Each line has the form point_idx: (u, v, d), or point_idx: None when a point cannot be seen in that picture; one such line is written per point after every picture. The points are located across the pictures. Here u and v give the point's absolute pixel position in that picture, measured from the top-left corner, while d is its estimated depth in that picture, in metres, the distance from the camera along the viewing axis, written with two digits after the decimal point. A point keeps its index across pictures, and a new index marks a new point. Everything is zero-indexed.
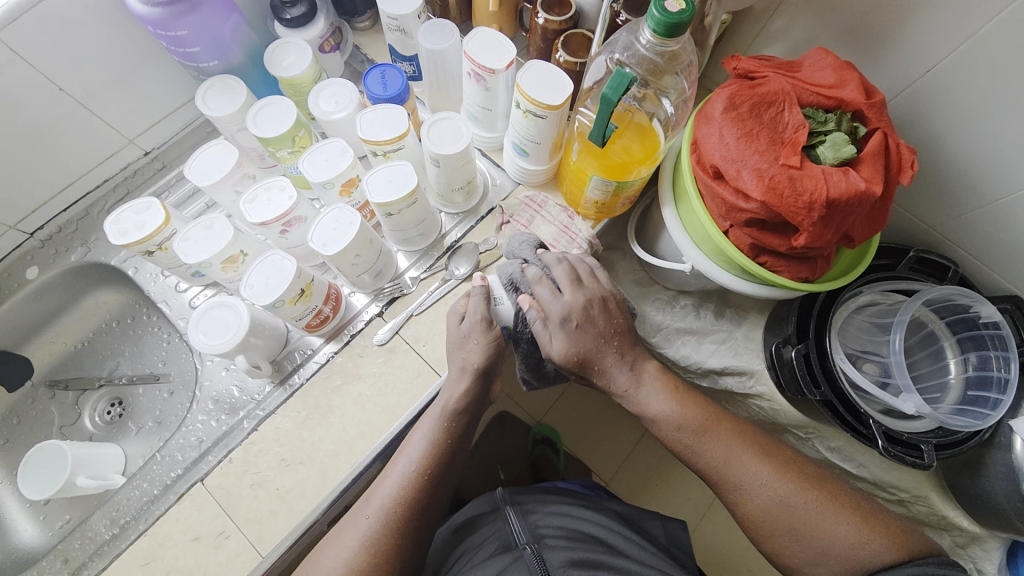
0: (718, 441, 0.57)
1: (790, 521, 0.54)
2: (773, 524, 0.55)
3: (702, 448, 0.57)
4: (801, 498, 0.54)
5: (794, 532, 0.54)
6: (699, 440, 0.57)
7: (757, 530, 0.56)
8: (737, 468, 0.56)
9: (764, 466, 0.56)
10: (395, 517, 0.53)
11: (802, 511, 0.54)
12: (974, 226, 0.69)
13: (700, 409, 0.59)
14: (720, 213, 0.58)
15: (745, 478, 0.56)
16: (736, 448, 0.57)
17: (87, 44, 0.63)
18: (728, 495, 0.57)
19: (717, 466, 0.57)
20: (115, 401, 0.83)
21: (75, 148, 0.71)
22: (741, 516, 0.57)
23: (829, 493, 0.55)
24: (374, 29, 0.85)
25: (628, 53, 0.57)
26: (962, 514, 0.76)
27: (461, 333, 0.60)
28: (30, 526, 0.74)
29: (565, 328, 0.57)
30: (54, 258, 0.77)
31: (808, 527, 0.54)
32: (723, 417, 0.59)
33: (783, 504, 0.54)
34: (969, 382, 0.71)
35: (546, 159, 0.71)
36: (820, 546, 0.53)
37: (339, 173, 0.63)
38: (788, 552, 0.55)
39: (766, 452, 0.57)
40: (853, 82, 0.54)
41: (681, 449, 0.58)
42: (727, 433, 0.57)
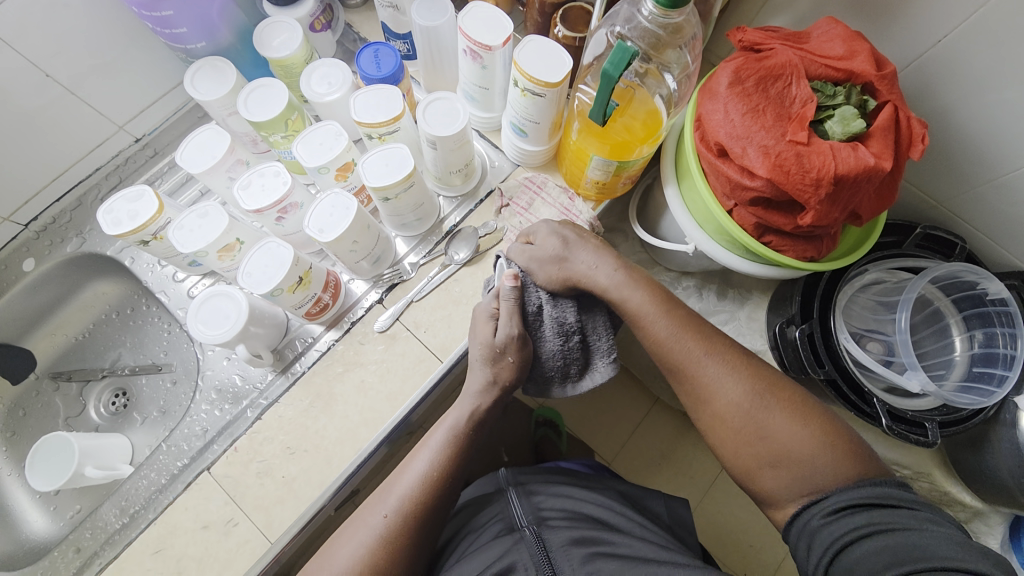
0: (694, 338, 0.57)
1: (752, 422, 0.53)
2: (736, 425, 0.53)
3: (675, 339, 0.57)
4: (766, 405, 0.53)
5: (755, 439, 0.52)
6: (678, 332, 0.57)
7: (720, 433, 0.55)
8: (707, 362, 0.56)
9: (735, 367, 0.55)
10: (408, 506, 0.54)
11: (765, 412, 0.53)
12: (983, 201, 0.68)
13: (671, 314, 0.58)
14: (725, 192, 0.57)
15: (714, 375, 0.55)
16: (710, 347, 0.56)
17: (71, 26, 0.61)
18: (695, 395, 0.56)
19: (686, 359, 0.56)
20: (119, 392, 0.83)
21: (65, 136, 0.69)
22: (706, 419, 0.56)
23: (797, 405, 0.53)
24: (366, 6, 0.82)
25: (630, 27, 0.55)
26: (964, 489, 0.77)
27: (495, 347, 0.59)
28: (40, 516, 0.75)
29: (546, 224, 0.63)
30: (50, 249, 0.76)
31: (768, 428, 0.52)
32: (698, 322, 0.58)
33: (747, 406, 0.53)
34: (974, 359, 0.70)
35: (545, 139, 0.69)
36: (777, 452, 0.51)
37: (334, 157, 0.62)
38: (747, 457, 0.53)
39: (740, 358, 0.56)
40: (863, 53, 0.52)
41: (658, 341, 0.58)
42: (702, 336, 0.57)
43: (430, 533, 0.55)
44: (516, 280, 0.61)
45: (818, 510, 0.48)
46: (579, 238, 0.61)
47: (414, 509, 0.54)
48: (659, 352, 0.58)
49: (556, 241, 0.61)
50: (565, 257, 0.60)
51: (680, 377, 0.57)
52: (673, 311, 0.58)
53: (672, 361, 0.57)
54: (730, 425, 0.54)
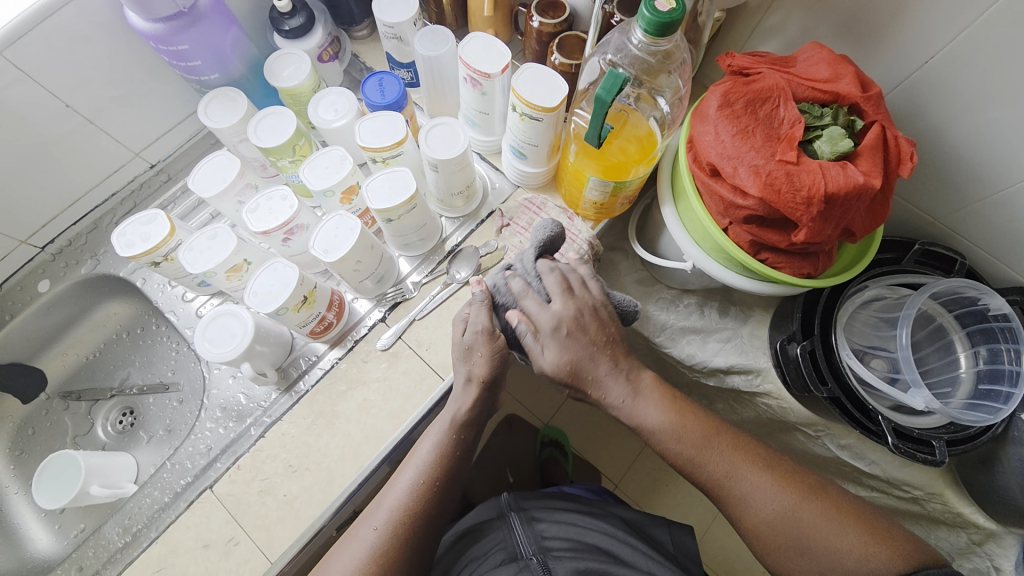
0: (718, 455, 0.56)
1: (792, 537, 0.53)
2: (776, 538, 0.54)
3: (698, 461, 0.56)
4: (806, 511, 0.53)
5: (798, 548, 0.53)
6: (697, 453, 0.56)
7: (761, 545, 0.55)
8: (735, 480, 0.55)
9: (764, 476, 0.55)
10: (398, 526, 0.53)
11: (805, 527, 0.53)
12: (981, 217, 0.68)
13: (700, 426, 0.57)
14: (719, 210, 0.58)
15: (748, 489, 0.54)
16: (739, 461, 0.56)
17: (93, 60, 0.64)
18: (729, 509, 0.56)
19: (713, 480, 0.55)
20: (126, 411, 0.84)
21: (82, 163, 0.72)
22: (743, 530, 0.56)
23: (831, 505, 0.54)
24: (372, 38, 0.86)
25: (621, 54, 0.57)
26: (977, 511, 0.75)
27: (464, 346, 0.59)
28: (44, 535, 0.76)
29: (555, 340, 0.57)
30: (65, 271, 0.78)
31: (810, 542, 0.52)
32: (720, 430, 0.58)
33: (785, 521, 0.53)
34: (980, 376, 0.70)
35: (544, 161, 0.71)
36: (825, 565, 0.52)
37: (340, 181, 0.64)
38: (794, 565, 0.53)
39: (771, 464, 0.56)
40: (848, 76, 0.53)
41: (681, 463, 0.57)
42: (731, 447, 0.56)
43: (412, 554, 0.54)
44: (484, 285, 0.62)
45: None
46: (592, 357, 0.57)
47: (414, 534, 0.54)
48: (687, 467, 0.56)
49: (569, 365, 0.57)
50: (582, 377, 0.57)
51: (710, 490, 0.56)
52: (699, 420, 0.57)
53: (701, 476, 0.56)
54: (769, 540, 0.54)
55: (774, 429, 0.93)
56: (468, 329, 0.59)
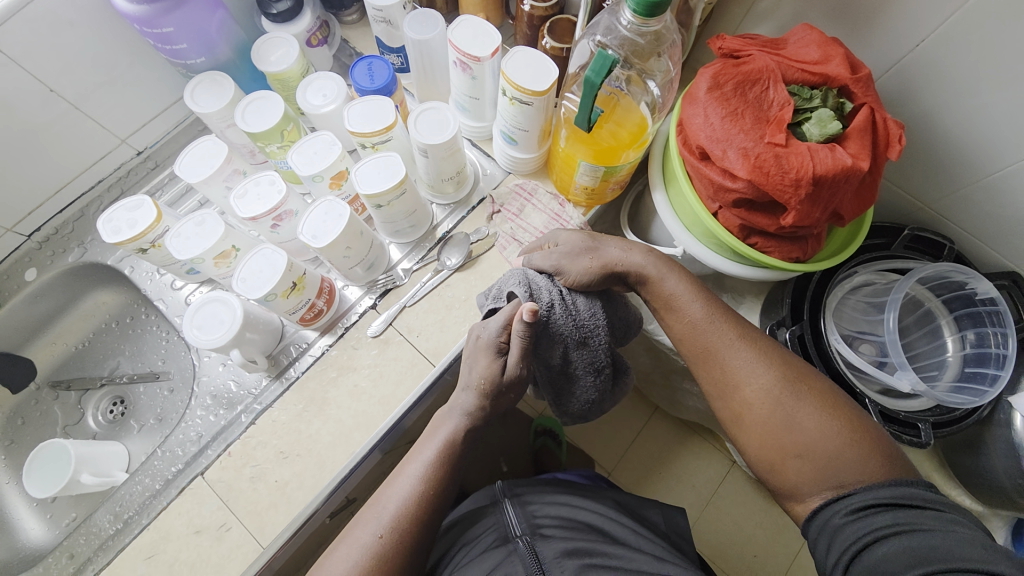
0: (725, 325, 0.58)
1: (780, 411, 0.53)
2: (763, 412, 0.53)
3: (704, 324, 0.58)
4: (796, 396, 0.53)
5: (778, 426, 0.52)
6: (706, 319, 0.58)
7: (746, 419, 0.55)
8: (737, 350, 0.56)
9: (764, 356, 0.56)
10: (392, 517, 0.54)
11: (795, 405, 0.52)
12: (970, 202, 0.69)
13: (703, 301, 0.59)
14: (709, 195, 0.58)
15: (742, 363, 0.55)
16: (745, 336, 0.57)
17: (77, 44, 0.63)
18: (722, 381, 0.57)
19: (716, 344, 0.57)
20: (117, 400, 0.84)
21: (67, 150, 0.71)
22: (731, 406, 0.56)
23: (827, 399, 0.53)
24: (362, 22, 0.85)
25: (611, 35, 0.57)
26: (963, 492, 0.77)
27: (499, 384, 0.57)
28: (36, 524, 0.75)
29: (563, 229, 0.64)
30: (52, 259, 0.77)
31: (797, 421, 0.52)
32: (726, 309, 0.59)
33: (776, 396, 0.53)
34: (967, 359, 0.70)
35: (535, 147, 0.71)
36: (805, 445, 0.51)
37: (328, 166, 0.63)
38: (770, 446, 0.53)
39: (771, 349, 0.56)
40: (838, 57, 0.53)
41: (687, 326, 0.59)
42: (732, 326, 0.58)
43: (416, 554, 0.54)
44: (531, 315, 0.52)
45: (840, 507, 0.47)
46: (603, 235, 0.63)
47: (409, 523, 0.54)
48: (685, 339, 0.59)
49: (583, 236, 0.61)
50: (596, 249, 0.61)
51: (710, 360, 0.57)
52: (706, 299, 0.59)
53: (697, 346, 0.58)
54: (756, 413, 0.54)
55: None
56: (508, 369, 0.57)
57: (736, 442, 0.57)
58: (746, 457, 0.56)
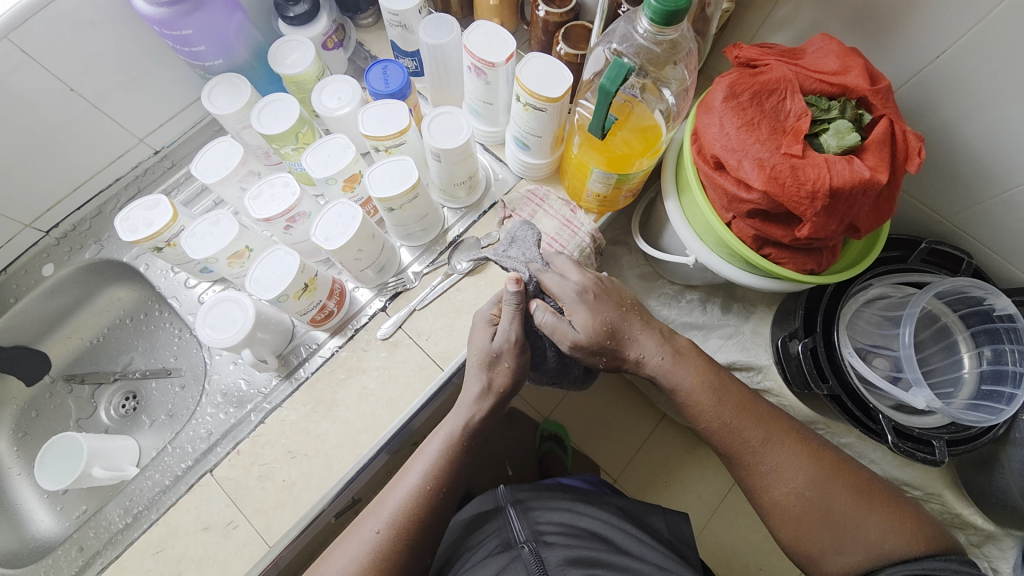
0: (754, 426, 0.57)
1: (818, 510, 0.54)
2: (801, 511, 0.55)
3: (731, 426, 0.57)
4: (833, 490, 0.55)
5: (818, 523, 0.54)
6: (735, 421, 0.57)
7: (783, 517, 0.56)
8: (768, 451, 0.56)
9: (795, 451, 0.56)
10: (401, 522, 0.54)
11: (832, 499, 0.54)
12: (990, 216, 0.67)
13: (731, 397, 0.58)
14: (723, 204, 0.57)
15: (780, 464, 0.56)
16: (773, 432, 0.57)
17: (99, 44, 0.64)
18: (755, 479, 0.57)
19: (748, 446, 0.56)
20: (129, 395, 0.85)
21: (86, 148, 0.73)
22: (767, 503, 0.57)
23: (859, 484, 0.55)
24: (377, 26, 0.86)
25: (626, 44, 0.57)
26: (976, 512, 0.75)
27: (491, 354, 0.58)
28: (46, 516, 0.77)
29: (584, 304, 0.57)
30: (69, 255, 0.79)
31: (835, 515, 0.54)
32: (752, 398, 0.59)
33: (814, 494, 0.55)
34: (984, 377, 0.69)
35: (547, 153, 0.71)
36: (844, 539, 0.53)
37: (342, 169, 0.64)
38: (809, 540, 0.55)
39: (801, 442, 0.57)
40: (857, 68, 0.53)
41: (714, 428, 0.57)
42: (766, 423, 0.57)
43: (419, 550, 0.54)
44: (518, 285, 0.55)
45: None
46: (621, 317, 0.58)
47: (410, 524, 0.54)
48: (717, 434, 0.58)
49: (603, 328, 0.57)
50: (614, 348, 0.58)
51: (741, 459, 0.57)
52: (733, 392, 0.58)
53: (727, 445, 0.58)
54: (794, 512, 0.55)
55: None
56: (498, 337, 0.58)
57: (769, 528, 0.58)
58: (780, 545, 0.58)
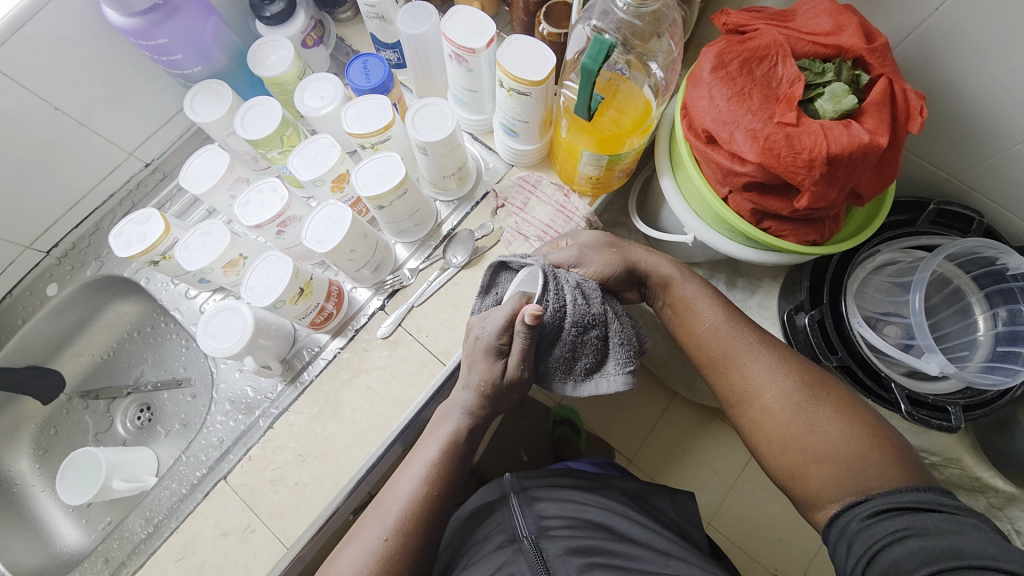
0: (740, 334, 0.57)
1: (801, 417, 0.52)
2: (783, 419, 0.52)
3: (719, 332, 0.58)
4: (815, 401, 0.52)
5: (795, 430, 0.51)
6: (722, 326, 0.58)
7: (765, 428, 0.53)
8: (753, 358, 0.56)
9: (780, 362, 0.55)
10: (407, 525, 0.54)
11: (815, 411, 0.52)
12: (1000, 172, 0.64)
13: (723, 307, 0.60)
14: (718, 179, 0.56)
15: (762, 370, 0.55)
16: (758, 345, 0.57)
17: (78, 60, 0.64)
18: (738, 389, 0.56)
19: (731, 351, 0.57)
20: (143, 407, 0.86)
21: (76, 167, 0.73)
22: (749, 415, 0.55)
23: (845, 403, 0.52)
24: (356, 19, 0.84)
25: (607, 20, 0.54)
26: (996, 474, 0.74)
27: (499, 385, 0.54)
28: (72, 529, 0.79)
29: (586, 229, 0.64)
30: (71, 274, 0.80)
31: (818, 426, 0.51)
32: (742, 316, 0.60)
33: (797, 402, 0.52)
34: (999, 338, 0.66)
35: (537, 138, 0.69)
36: (826, 451, 0.50)
37: (329, 169, 0.63)
38: (786, 450, 0.52)
39: (787, 356, 0.56)
40: (852, 26, 0.50)
41: (701, 335, 0.59)
42: (753, 333, 0.57)
43: (425, 544, 0.55)
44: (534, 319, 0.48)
45: (855, 513, 0.46)
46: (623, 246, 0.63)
47: (415, 523, 0.54)
48: (705, 342, 0.58)
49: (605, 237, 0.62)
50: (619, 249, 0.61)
51: (725, 367, 0.57)
52: (726, 307, 0.60)
53: (715, 353, 0.58)
54: (776, 419, 0.53)
55: None
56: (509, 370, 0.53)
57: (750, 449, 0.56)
58: (764, 466, 0.54)
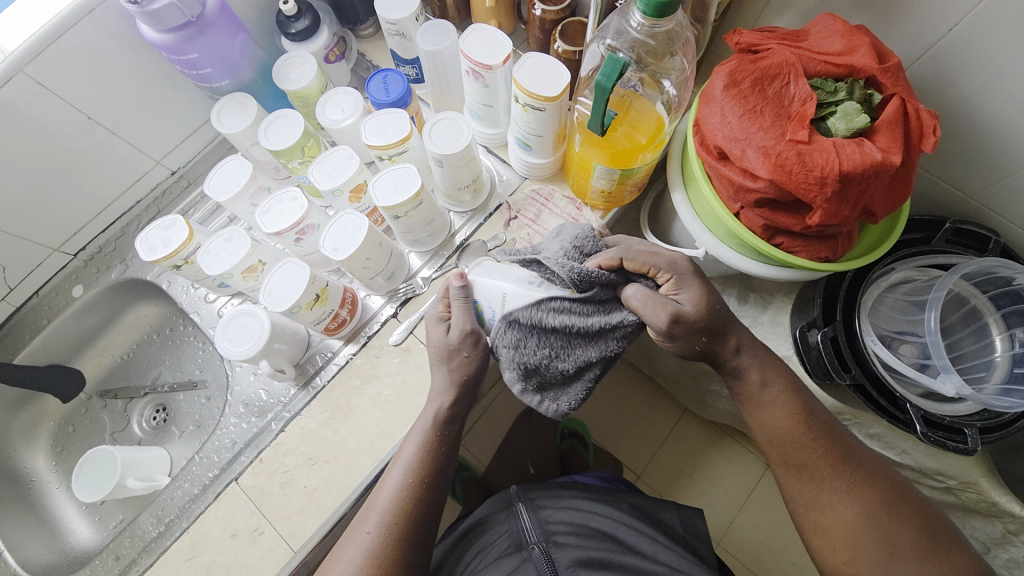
0: (826, 445, 0.56)
1: (876, 538, 0.53)
2: (859, 538, 0.54)
3: (802, 442, 0.56)
4: (891, 519, 0.54)
5: (877, 553, 0.53)
6: (807, 438, 0.56)
7: (836, 542, 0.55)
8: (834, 473, 0.55)
9: (860, 479, 0.55)
10: (390, 519, 0.55)
11: (891, 532, 0.54)
12: (1018, 192, 0.64)
13: (799, 409, 0.57)
14: (729, 195, 0.56)
15: (843, 486, 0.55)
16: (840, 459, 0.56)
17: (113, 72, 0.67)
18: (815, 501, 0.56)
19: (813, 464, 0.56)
20: (159, 408, 0.88)
21: (105, 173, 0.75)
22: (821, 526, 0.56)
23: (918, 518, 0.54)
24: (377, 35, 0.87)
25: (621, 39, 0.56)
26: (1013, 499, 0.70)
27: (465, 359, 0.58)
28: (85, 527, 0.81)
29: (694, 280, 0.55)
30: (96, 276, 0.82)
31: (893, 548, 0.53)
32: (818, 416, 0.57)
33: (875, 522, 0.54)
34: (1016, 360, 0.65)
35: (550, 152, 0.70)
36: (896, 573, 0.53)
37: (347, 180, 0.65)
38: (858, 568, 0.54)
39: (867, 470, 0.56)
40: (864, 47, 0.51)
41: (779, 441, 0.57)
42: (834, 445, 0.56)
43: (413, 544, 0.55)
44: (461, 281, 0.60)
45: None
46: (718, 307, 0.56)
47: (399, 520, 0.55)
48: (780, 446, 0.57)
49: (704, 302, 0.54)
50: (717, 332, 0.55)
51: (802, 477, 0.56)
52: (803, 406, 0.57)
53: (794, 462, 0.57)
54: (853, 538, 0.54)
55: None
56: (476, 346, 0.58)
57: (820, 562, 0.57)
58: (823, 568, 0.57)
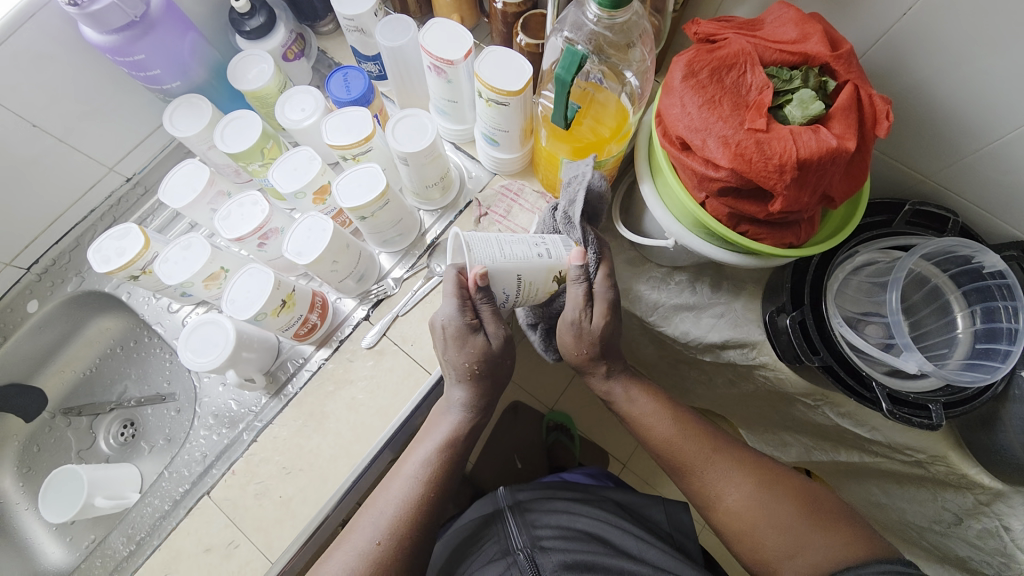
0: (697, 440, 0.61)
1: (765, 519, 0.57)
2: (749, 521, 0.57)
3: (675, 442, 0.62)
4: (773, 497, 0.58)
5: (771, 532, 0.56)
6: (678, 438, 0.62)
7: (735, 529, 0.58)
8: (712, 464, 0.60)
9: (737, 465, 0.60)
10: (397, 528, 0.54)
11: (778, 509, 0.57)
12: (973, 172, 0.66)
13: (674, 416, 0.63)
14: (694, 185, 0.56)
15: (723, 474, 0.59)
16: (714, 450, 0.61)
17: (57, 77, 0.64)
18: (704, 494, 0.60)
19: (692, 460, 0.61)
20: (127, 423, 0.85)
21: (56, 182, 0.72)
22: (720, 517, 0.60)
23: (800, 492, 0.58)
24: (338, 32, 0.85)
25: (579, 32, 0.55)
26: (983, 471, 0.72)
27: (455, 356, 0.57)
28: (56, 548, 0.78)
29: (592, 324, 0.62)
30: (52, 290, 0.79)
31: (782, 523, 0.56)
32: (691, 418, 0.63)
33: (759, 501, 0.58)
34: (977, 336, 0.68)
35: (518, 146, 0.70)
36: (794, 548, 0.55)
37: (310, 181, 0.63)
38: (763, 551, 0.57)
39: (743, 456, 0.61)
40: (817, 34, 0.52)
41: (659, 445, 0.63)
42: (706, 439, 0.62)
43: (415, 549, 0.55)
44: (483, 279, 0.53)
45: None
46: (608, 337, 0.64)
47: (404, 527, 0.54)
48: (667, 449, 0.62)
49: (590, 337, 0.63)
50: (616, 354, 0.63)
51: (687, 474, 0.61)
52: (674, 413, 0.63)
53: (677, 461, 0.62)
54: (745, 522, 0.57)
55: (773, 400, 0.91)
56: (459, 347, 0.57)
57: (731, 546, 0.61)
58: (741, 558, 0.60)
